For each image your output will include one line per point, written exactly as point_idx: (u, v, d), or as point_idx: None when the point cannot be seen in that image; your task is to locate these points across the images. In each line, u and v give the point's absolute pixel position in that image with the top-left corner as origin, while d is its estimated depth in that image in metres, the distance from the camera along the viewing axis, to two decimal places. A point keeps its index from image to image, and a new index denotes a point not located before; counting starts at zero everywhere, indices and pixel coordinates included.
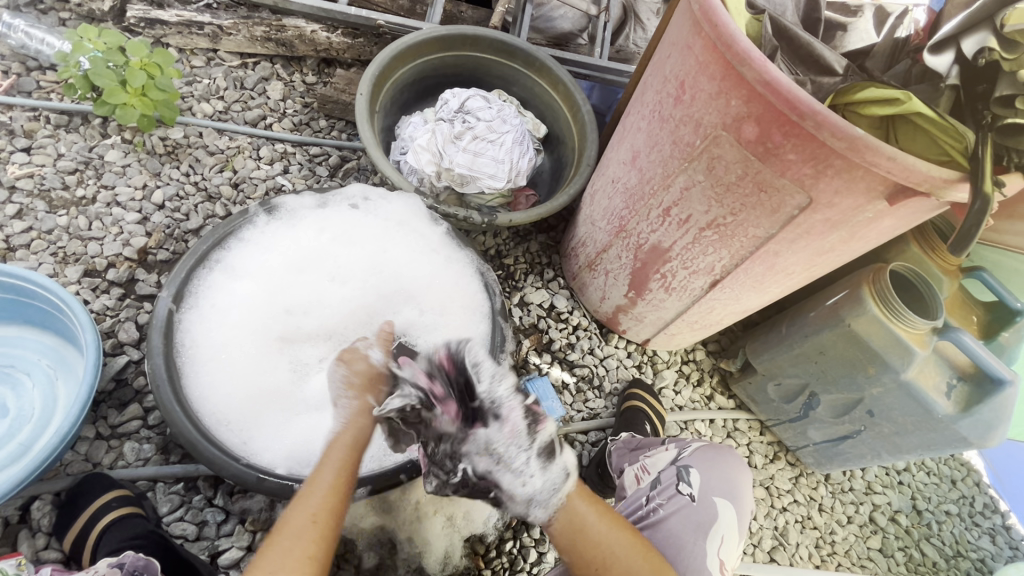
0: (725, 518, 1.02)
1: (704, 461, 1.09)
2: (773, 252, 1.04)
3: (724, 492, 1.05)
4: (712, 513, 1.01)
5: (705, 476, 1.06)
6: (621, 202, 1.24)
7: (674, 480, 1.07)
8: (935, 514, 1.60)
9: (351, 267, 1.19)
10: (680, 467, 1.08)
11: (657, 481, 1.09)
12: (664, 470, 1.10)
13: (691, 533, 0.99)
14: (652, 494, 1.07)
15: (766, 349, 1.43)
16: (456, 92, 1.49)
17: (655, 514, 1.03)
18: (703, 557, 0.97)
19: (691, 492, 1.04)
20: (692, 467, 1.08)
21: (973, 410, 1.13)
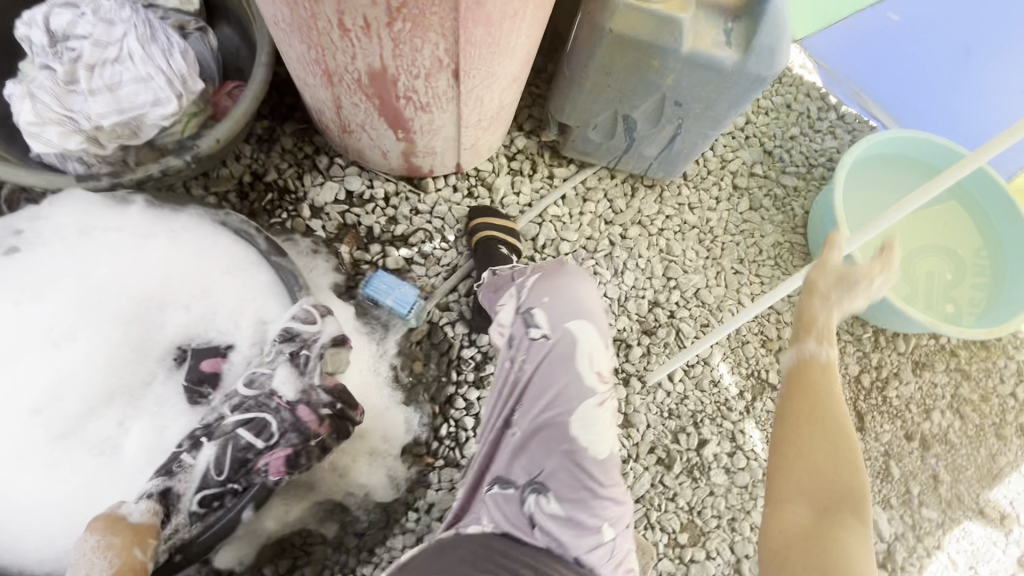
0: (585, 335, 0.97)
1: (541, 295, 1.01)
2: (476, 4, 0.83)
3: (576, 313, 0.98)
4: (571, 339, 0.96)
5: (551, 309, 0.99)
6: (301, 44, 0.95)
7: (524, 329, 0.99)
8: (783, 146, 1.67)
9: (65, 318, 0.93)
10: (524, 312, 1.00)
11: (512, 338, 1.00)
12: (513, 323, 1.02)
13: (560, 372, 0.94)
14: (514, 355, 0.99)
15: (565, 101, 1.29)
16: (27, 19, 1.06)
17: (525, 372, 0.96)
18: (579, 380, 0.94)
19: (543, 333, 0.98)
20: (533, 308, 1.00)
21: (753, 43, 1.05)
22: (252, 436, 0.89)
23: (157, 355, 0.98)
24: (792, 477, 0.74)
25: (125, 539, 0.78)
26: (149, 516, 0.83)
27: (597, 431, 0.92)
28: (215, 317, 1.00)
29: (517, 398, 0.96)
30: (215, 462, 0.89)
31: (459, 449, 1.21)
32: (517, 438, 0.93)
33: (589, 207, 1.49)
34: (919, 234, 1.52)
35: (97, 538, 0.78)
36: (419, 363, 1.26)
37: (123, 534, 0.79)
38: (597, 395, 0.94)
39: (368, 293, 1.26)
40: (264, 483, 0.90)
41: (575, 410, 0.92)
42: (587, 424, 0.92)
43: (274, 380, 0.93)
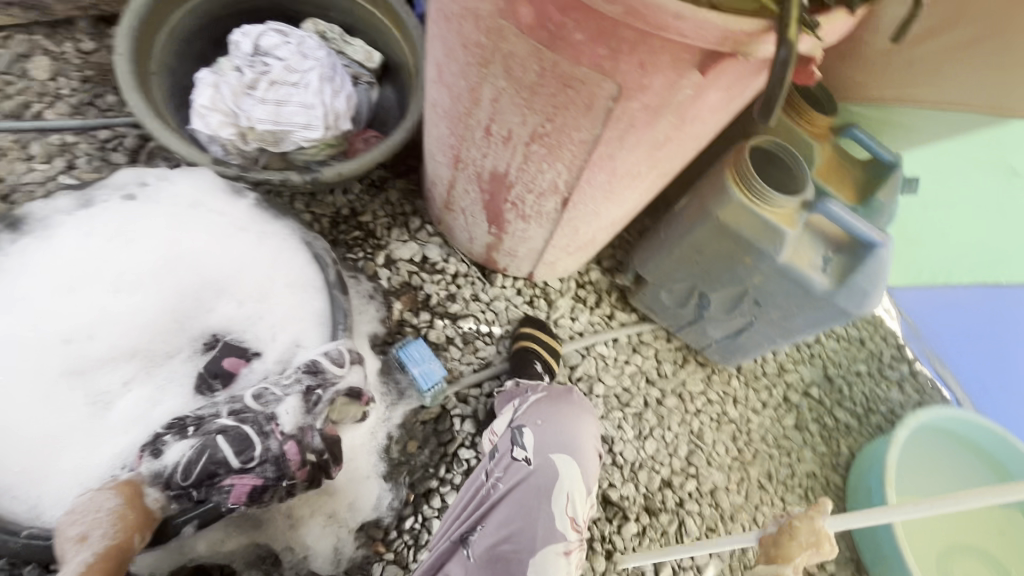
0: (568, 474, 0.94)
1: (536, 417, 1.01)
2: (608, 156, 0.90)
3: (562, 446, 0.97)
4: (552, 471, 0.94)
5: (540, 434, 0.98)
6: (445, 129, 1.05)
7: (509, 446, 0.99)
8: (845, 378, 1.62)
9: (137, 270, 0.99)
10: (514, 430, 1.01)
11: (495, 450, 1.01)
12: (501, 436, 1.02)
13: (530, 503, 0.91)
14: (491, 469, 0.99)
15: (650, 257, 1.33)
16: (246, 30, 1.25)
17: (497, 490, 0.95)
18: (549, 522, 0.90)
19: (526, 456, 0.96)
20: (524, 427, 1.00)
21: (848, 279, 1.07)
22: (229, 453, 0.85)
23: (191, 335, 1.01)
24: None
25: (135, 518, 0.78)
26: (157, 504, 0.84)
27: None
28: (259, 322, 1.03)
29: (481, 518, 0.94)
30: (185, 464, 0.85)
31: (414, 550, 1.13)
32: (469, 559, 0.92)
33: (635, 359, 1.48)
34: (964, 529, 1.38)
35: (116, 502, 0.78)
36: (415, 443, 1.21)
37: (138, 511, 0.79)
38: (565, 543, 0.89)
39: (400, 357, 1.26)
40: (218, 505, 0.85)
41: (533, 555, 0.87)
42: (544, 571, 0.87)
43: (280, 407, 0.92)
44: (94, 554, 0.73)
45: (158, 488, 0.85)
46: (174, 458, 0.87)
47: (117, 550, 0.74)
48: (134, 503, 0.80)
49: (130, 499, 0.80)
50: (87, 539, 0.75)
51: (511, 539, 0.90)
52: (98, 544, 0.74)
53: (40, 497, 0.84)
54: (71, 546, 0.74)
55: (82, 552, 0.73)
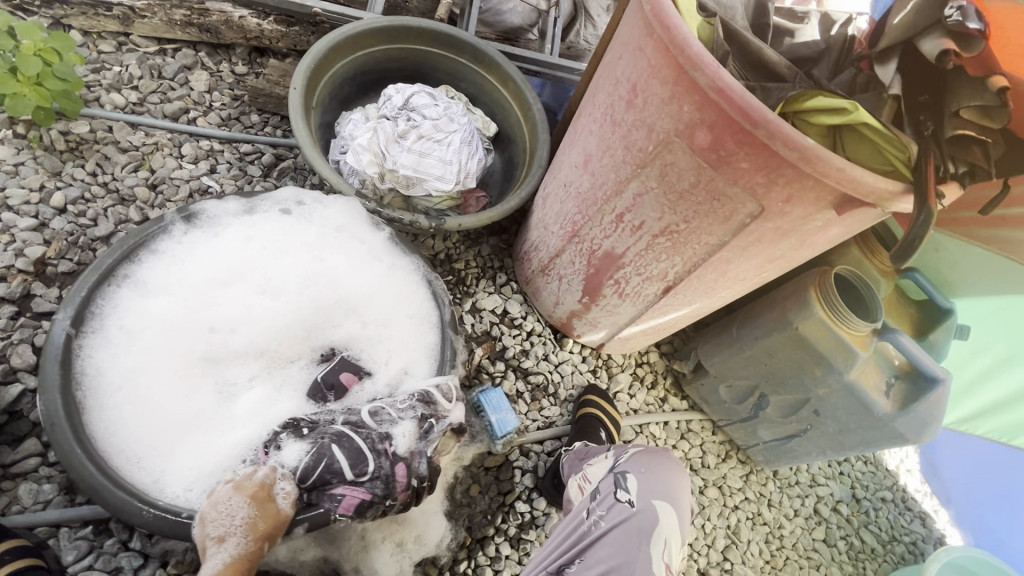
0: (667, 521, 0.99)
1: (639, 465, 1.06)
2: (725, 260, 1.02)
3: (663, 495, 1.02)
4: (653, 516, 0.99)
5: (642, 481, 1.03)
6: (574, 207, 1.20)
7: (612, 489, 1.04)
8: (873, 502, 1.67)
9: (284, 278, 1.09)
10: (617, 474, 1.06)
11: (596, 491, 1.06)
12: (602, 479, 1.08)
13: (631, 543, 0.96)
14: (592, 507, 1.04)
15: (716, 351, 1.43)
16: (400, 87, 1.41)
17: (598, 528, 1.00)
18: (648, 565, 0.94)
19: (629, 499, 1.01)
20: (628, 472, 1.05)
21: (909, 407, 1.17)
22: (345, 464, 0.90)
23: (313, 346, 1.08)
24: None
25: (265, 528, 0.81)
26: (289, 504, 0.85)
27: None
28: (375, 344, 1.11)
29: (580, 552, 0.99)
30: (303, 467, 0.89)
31: None
32: None
33: (682, 445, 1.54)
34: None
35: (249, 510, 0.81)
36: (477, 488, 1.25)
37: (268, 522, 0.81)
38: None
39: (479, 400, 1.29)
40: (328, 512, 0.89)
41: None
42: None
43: (394, 428, 0.97)
44: (231, 556, 0.77)
45: (287, 490, 0.86)
46: (296, 460, 0.91)
47: (248, 556, 0.78)
48: (265, 511, 0.82)
49: (260, 507, 0.82)
50: (224, 541, 0.78)
51: (612, 572, 0.93)
52: (235, 549, 0.78)
53: (166, 473, 0.89)
54: (210, 545, 0.78)
55: (220, 552, 0.77)
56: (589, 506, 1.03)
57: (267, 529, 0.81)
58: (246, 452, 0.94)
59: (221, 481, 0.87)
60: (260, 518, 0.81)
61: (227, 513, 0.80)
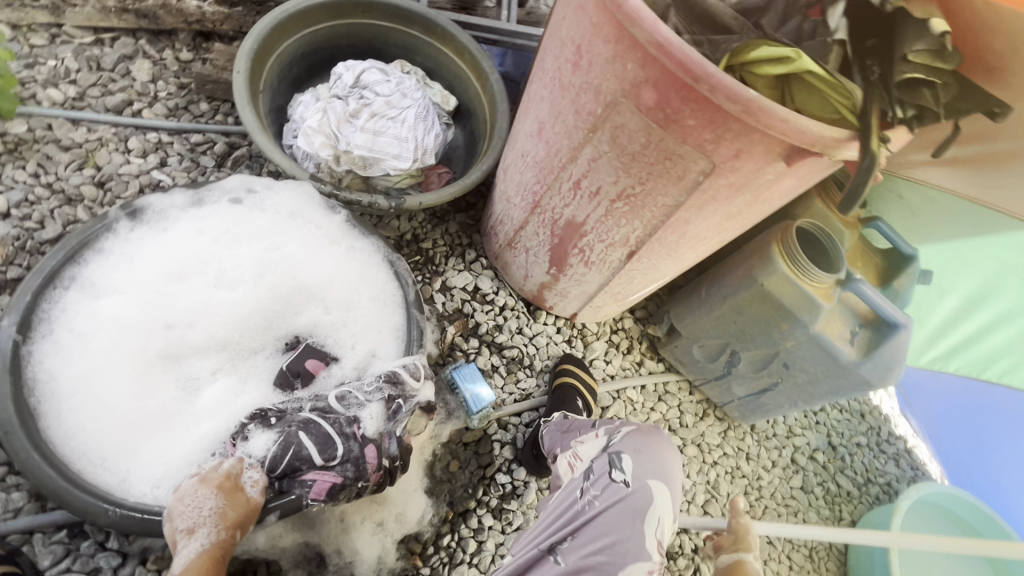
0: (661, 501, 0.98)
1: (633, 445, 1.04)
2: (684, 220, 1.01)
3: (658, 474, 1.00)
4: (648, 497, 0.97)
5: (637, 461, 1.01)
6: (532, 176, 1.18)
7: (606, 468, 1.00)
8: (848, 448, 1.72)
9: (242, 268, 1.07)
10: (612, 454, 1.02)
11: (589, 470, 1.02)
12: (595, 458, 1.04)
13: (628, 524, 0.94)
14: (586, 486, 1.00)
15: (688, 312, 1.44)
16: (350, 65, 1.37)
17: (592, 508, 0.97)
18: (642, 544, 0.93)
19: (624, 478, 0.98)
20: (623, 452, 1.02)
21: (873, 353, 1.19)
22: (315, 451, 0.90)
23: (277, 335, 1.07)
24: None
25: (235, 517, 0.81)
26: (258, 492, 0.85)
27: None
28: (340, 330, 1.09)
29: (572, 530, 0.96)
30: (272, 457, 0.89)
31: (448, 568, 1.16)
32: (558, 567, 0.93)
33: (660, 407, 1.55)
34: None
35: (216, 502, 0.80)
36: (457, 464, 1.27)
37: (237, 510, 0.81)
38: (650, 563, 0.92)
39: (453, 377, 1.30)
40: (299, 498, 0.88)
41: (622, 567, 0.90)
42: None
43: (364, 412, 0.98)
44: (203, 545, 0.77)
45: (253, 478, 0.86)
46: (266, 451, 0.90)
47: (219, 545, 0.78)
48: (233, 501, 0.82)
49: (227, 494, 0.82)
50: (194, 533, 0.78)
51: (608, 549, 0.92)
52: (207, 538, 0.77)
53: (131, 471, 0.88)
54: (181, 538, 0.78)
55: (190, 543, 0.77)
56: (583, 485, 1.00)
57: (242, 518, 0.81)
58: (213, 445, 0.93)
59: (188, 474, 0.86)
60: (232, 508, 0.81)
61: (194, 506, 0.79)
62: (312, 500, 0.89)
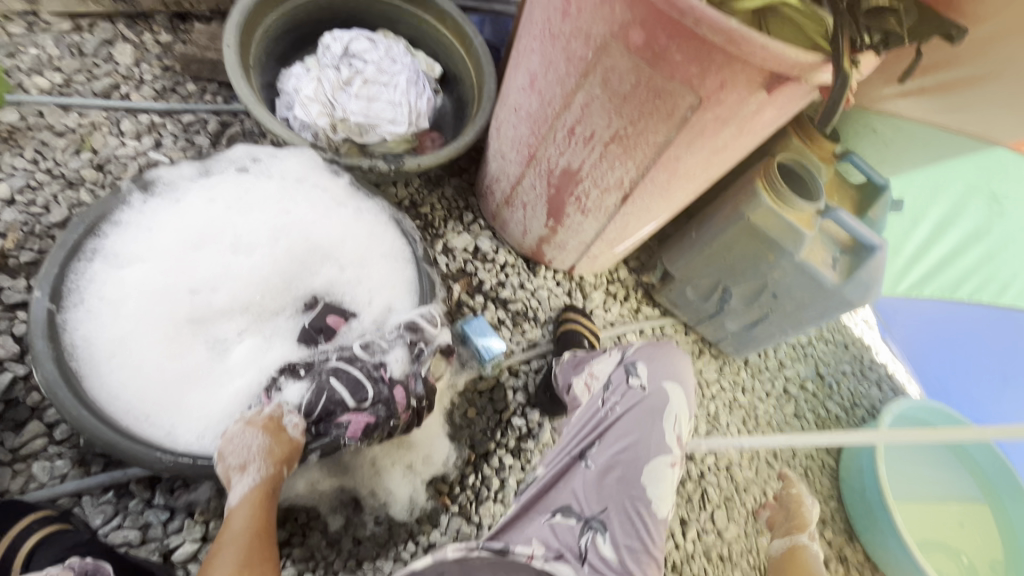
0: (678, 401, 1.03)
1: (646, 356, 1.10)
2: (674, 157, 1.08)
3: (672, 377, 1.06)
4: (664, 396, 1.03)
5: (652, 368, 1.07)
6: (527, 129, 1.23)
7: (623, 378, 1.08)
8: (834, 375, 1.84)
9: (256, 234, 1.11)
10: (627, 365, 1.10)
11: (608, 382, 1.11)
12: (612, 372, 1.12)
13: (647, 422, 1.00)
14: (608, 396, 1.08)
15: (680, 255, 1.51)
16: (337, 35, 1.39)
17: (613, 413, 1.04)
18: (660, 438, 0.99)
19: (640, 383, 1.05)
20: (637, 361, 1.09)
21: (854, 274, 1.28)
22: (348, 395, 0.96)
23: (296, 295, 1.12)
24: None
25: (281, 453, 0.86)
26: (299, 432, 0.91)
27: (664, 490, 0.96)
28: (355, 287, 1.15)
29: (598, 434, 1.04)
30: (307, 402, 0.95)
31: (476, 505, 1.24)
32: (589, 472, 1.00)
33: None
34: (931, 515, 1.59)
35: (263, 439, 0.86)
36: (474, 411, 1.33)
37: (281, 447, 0.87)
38: (671, 455, 0.98)
39: (463, 329, 1.36)
40: (337, 439, 0.95)
41: (645, 459, 0.97)
42: (655, 479, 0.96)
43: (388, 355, 1.04)
44: (256, 479, 0.83)
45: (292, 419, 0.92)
46: (300, 399, 0.95)
47: (269, 479, 0.84)
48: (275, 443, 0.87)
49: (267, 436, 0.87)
50: (246, 469, 0.84)
51: (629, 447, 0.98)
52: (258, 473, 0.83)
53: (176, 425, 0.93)
54: (234, 474, 0.84)
55: (243, 479, 0.83)
56: (604, 395, 1.08)
57: (287, 454, 0.87)
58: (248, 398, 0.98)
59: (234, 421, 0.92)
60: (277, 445, 0.87)
61: (243, 446, 0.85)
62: (349, 441, 0.95)
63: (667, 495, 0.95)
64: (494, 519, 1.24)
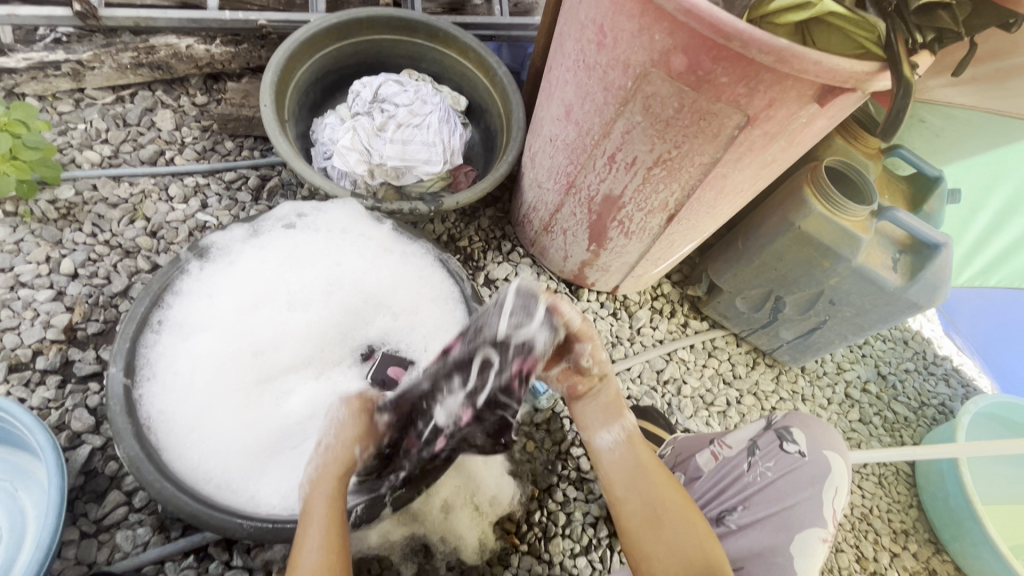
0: (840, 473, 0.89)
1: (800, 419, 0.96)
2: (721, 175, 1.05)
3: (834, 446, 0.92)
4: (824, 467, 0.90)
5: (810, 433, 0.94)
6: (564, 158, 1.22)
7: (775, 442, 0.95)
8: (898, 375, 1.75)
9: (310, 289, 1.14)
10: (780, 429, 0.96)
11: (753, 445, 0.97)
12: (758, 435, 0.98)
13: (807, 490, 0.88)
14: (754, 460, 0.95)
15: (726, 267, 1.47)
16: (366, 81, 1.41)
17: (764, 479, 0.91)
18: (818, 510, 0.86)
19: (799, 450, 0.92)
20: (791, 426, 0.95)
21: (918, 275, 1.22)
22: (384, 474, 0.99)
23: (352, 346, 1.14)
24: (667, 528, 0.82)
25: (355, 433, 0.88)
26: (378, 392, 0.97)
27: (813, 565, 0.82)
28: (409, 333, 1.16)
29: (741, 499, 0.92)
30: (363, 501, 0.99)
31: (545, 542, 1.22)
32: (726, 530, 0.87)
33: (712, 363, 1.59)
34: None
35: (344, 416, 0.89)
36: (533, 444, 1.31)
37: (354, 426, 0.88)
38: (826, 531, 0.84)
39: None
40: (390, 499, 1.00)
41: (801, 529, 0.84)
42: (806, 552, 0.83)
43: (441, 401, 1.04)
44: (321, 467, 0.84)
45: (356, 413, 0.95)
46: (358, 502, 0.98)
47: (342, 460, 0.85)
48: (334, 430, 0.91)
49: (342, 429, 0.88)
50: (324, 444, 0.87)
51: (782, 512, 0.87)
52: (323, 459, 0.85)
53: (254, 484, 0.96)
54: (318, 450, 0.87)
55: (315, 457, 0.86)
56: (751, 458, 0.95)
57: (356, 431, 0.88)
58: None
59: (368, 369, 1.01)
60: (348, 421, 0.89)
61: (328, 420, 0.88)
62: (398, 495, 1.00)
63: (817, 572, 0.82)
64: (564, 555, 1.21)
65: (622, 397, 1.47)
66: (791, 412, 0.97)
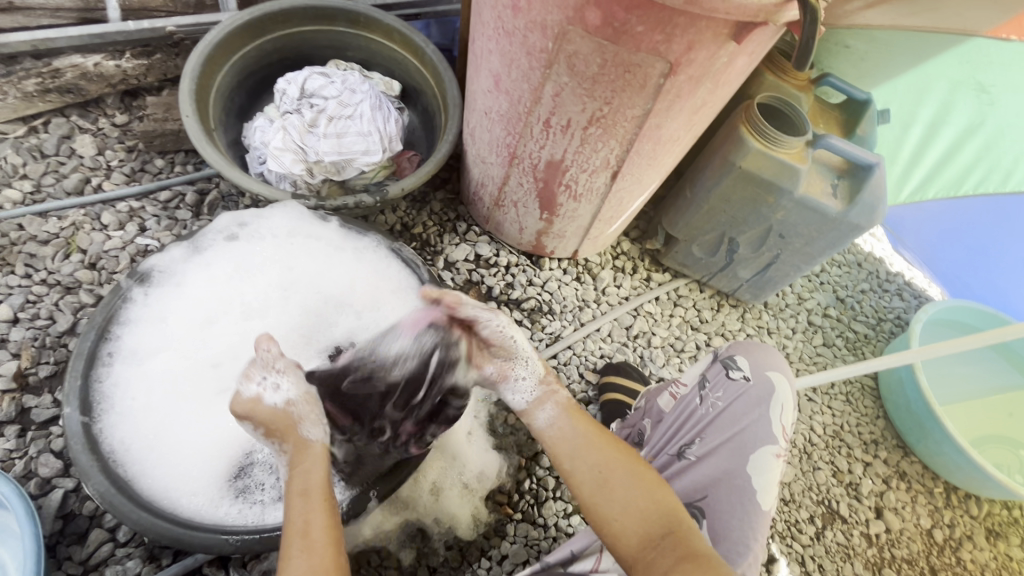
0: (783, 390, 0.95)
1: (743, 346, 1.01)
2: (655, 126, 1.06)
3: (775, 365, 0.97)
4: (767, 386, 0.95)
5: (751, 357, 0.98)
6: (501, 131, 1.21)
7: (721, 371, 0.98)
8: (855, 296, 1.82)
9: (267, 298, 1.13)
10: (724, 358, 1.00)
11: (703, 378, 1.00)
12: (706, 368, 1.01)
13: (755, 412, 0.92)
14: (704, 393, 0.97)
15: (679, 217, 1.50)
16: (289, 77, 1.36)
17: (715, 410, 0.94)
18: (767, 427, 0.90)
19: (743, 374, 0.96)
20: (734, 354, 1.00)
21: (857, 198, 1.26)
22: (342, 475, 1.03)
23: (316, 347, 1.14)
24: (600, 483, 0.82)
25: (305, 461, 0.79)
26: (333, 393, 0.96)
27: (771, 479, 0.87)
28: (374, 328, 1.15)
29: (698, 432, 0.94)
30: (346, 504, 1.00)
31: (538, 507, 1.24)
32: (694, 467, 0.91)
33: (678, 312, 1.63)
34: (986, 420, 1.57)
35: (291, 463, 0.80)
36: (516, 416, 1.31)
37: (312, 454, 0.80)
38: (777, 446, 0.89)
39: None
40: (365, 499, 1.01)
41: (754, 448, 0.88)
42: (760, 469, 0.87)
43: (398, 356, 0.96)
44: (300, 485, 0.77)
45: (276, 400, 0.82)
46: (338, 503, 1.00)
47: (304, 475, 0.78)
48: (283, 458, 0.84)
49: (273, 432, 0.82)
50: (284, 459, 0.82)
51: (739, 436, 0.90)
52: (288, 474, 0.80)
53: (249, 484, 0.98)
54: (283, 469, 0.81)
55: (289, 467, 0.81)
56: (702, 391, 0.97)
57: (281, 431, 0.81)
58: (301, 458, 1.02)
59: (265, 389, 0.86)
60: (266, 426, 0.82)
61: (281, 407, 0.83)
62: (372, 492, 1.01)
63: (774, 487, 0.87)
64: (558, 517, 1.24)
65: (595, 357, 1.50)
66: (733, 342, 1.01)
